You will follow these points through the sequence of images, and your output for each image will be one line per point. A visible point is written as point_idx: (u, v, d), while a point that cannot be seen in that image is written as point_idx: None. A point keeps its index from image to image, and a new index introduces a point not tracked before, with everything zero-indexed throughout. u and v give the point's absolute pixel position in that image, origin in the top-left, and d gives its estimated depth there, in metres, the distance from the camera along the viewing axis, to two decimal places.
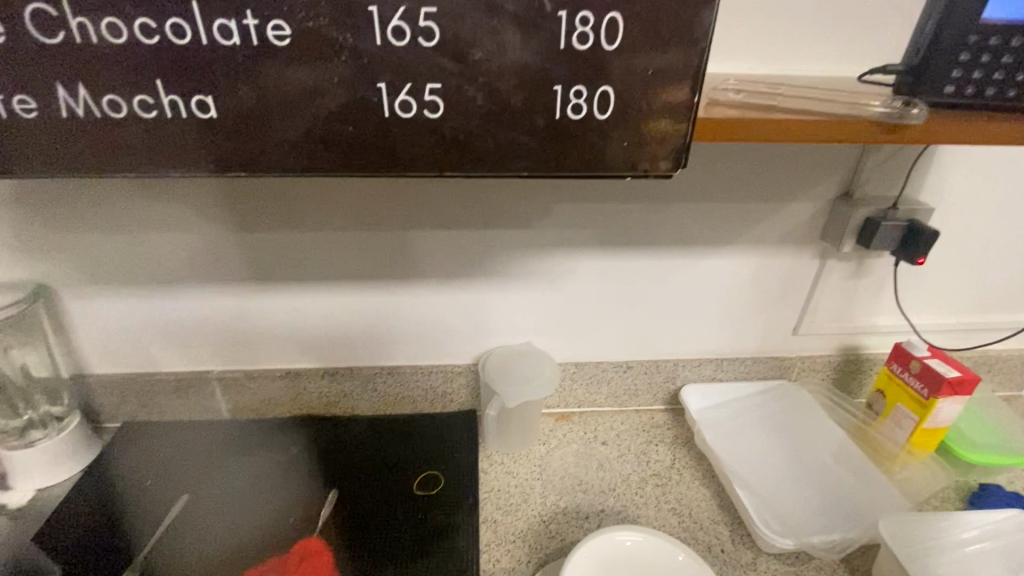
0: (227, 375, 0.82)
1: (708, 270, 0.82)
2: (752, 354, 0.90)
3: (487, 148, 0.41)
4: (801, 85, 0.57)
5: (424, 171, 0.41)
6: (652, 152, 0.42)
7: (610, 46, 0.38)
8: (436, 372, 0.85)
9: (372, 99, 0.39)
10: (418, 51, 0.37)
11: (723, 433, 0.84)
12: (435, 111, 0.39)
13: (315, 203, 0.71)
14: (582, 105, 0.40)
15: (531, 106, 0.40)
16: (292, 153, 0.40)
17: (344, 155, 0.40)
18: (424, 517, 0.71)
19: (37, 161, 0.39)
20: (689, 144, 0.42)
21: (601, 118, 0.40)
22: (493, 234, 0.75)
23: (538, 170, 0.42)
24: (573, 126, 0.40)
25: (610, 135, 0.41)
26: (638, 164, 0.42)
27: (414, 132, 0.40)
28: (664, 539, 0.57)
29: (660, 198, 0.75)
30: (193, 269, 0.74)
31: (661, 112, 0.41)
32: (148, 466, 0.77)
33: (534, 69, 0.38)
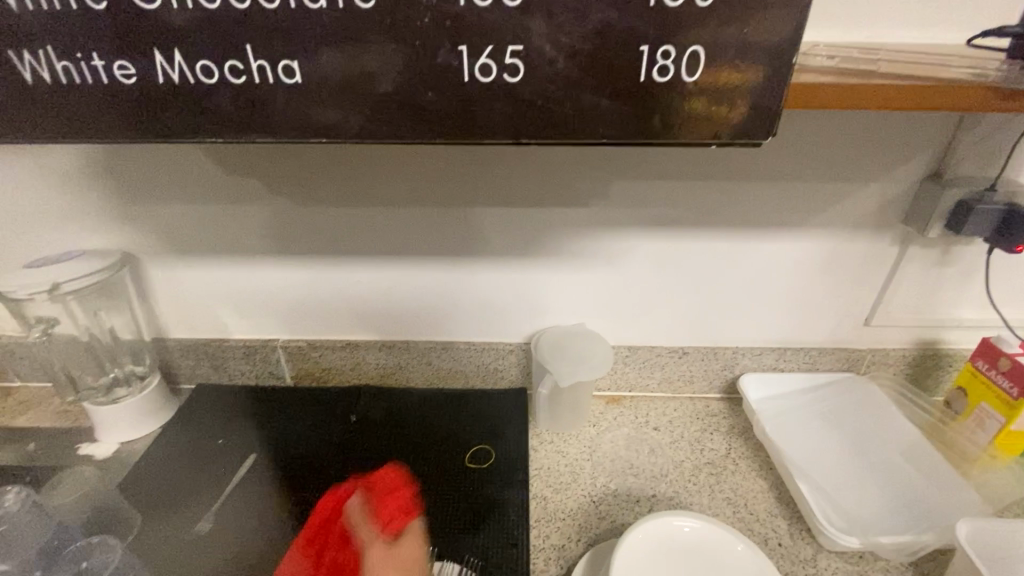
0: (291, 344, 0.86)
1: (776, 254, 0.78)
2: (817, 344, 0.86)
3: (566, 113, 0.39)
4: (902, 52, 0.52)
5: (501, 139, 0.41)
6: (740, 120, 0.40)
7: (703, 3, 0.36)
8: (488, 349, 0.86)
9: (453, 63, 0.38)
10: (502, 12, 0.36)
11: (783, 425, 0.80)
12: (515, 75, 0.38)
13: (378, 175, 0.72)
14: (669, 67, 0.38)
15: (614, 69, 0.38)
16: (372, 120, 0.40)
17: (422, 121, 0.40)
18: (476, 490, 0.72)
19: (135, 127, 0.40)
20: (781, 109, 0.40)
21: (688, 81, 0.38)
22: (551, 212, 0.74)
23: (617, 137, 0.40)
24: (657, 90, 0.39)
25: (696, 99, 0.39)
26: (724, 131, 0.40)
27: (493, 97, 0.39)
28: (724, 527, 0.56)
29: (729, 176, 0.71)
30: (262, 241, 0.78)
31: (753, 76, 0.38)
32: (221, 427, 0.82)
33: (620, 29, 0.37)
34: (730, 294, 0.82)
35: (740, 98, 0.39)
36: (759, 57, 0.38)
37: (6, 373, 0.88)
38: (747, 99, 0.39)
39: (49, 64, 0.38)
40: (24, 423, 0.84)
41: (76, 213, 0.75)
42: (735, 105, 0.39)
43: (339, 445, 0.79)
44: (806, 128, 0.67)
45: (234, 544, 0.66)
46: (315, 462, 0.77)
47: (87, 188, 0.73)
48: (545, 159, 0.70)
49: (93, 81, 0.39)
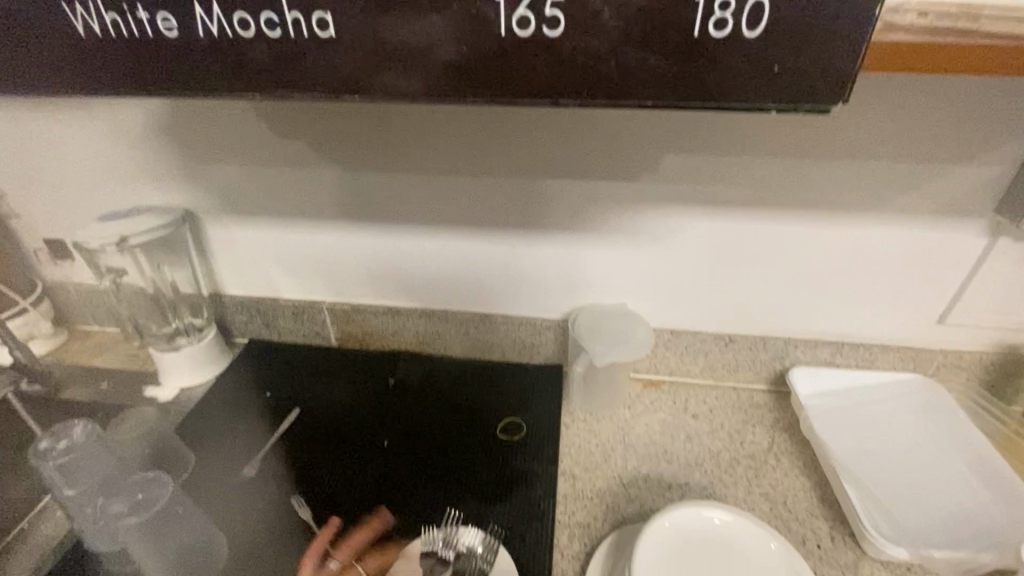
0: (336, 307, 0.89)
1: (841, 240, 0.72)
2: (880, 341, 0.80)
3: (609, 71, 0.37)
4: None
5: (539, 100, 0.39)
6: (807, 83, 0.36)
7: None
8: (525, 323, 0.86)
9: (489, 14, 0.36)
10: None
11: (833, 423, 0.76)
12: (554, 28, 0.36)
13: (423, 141, 0.72)
14: (728, 19, 0.34)
15: (664, 21, 0.35)
16: (406, 77, 0.39)
17: (456, 78, 0.38)
18: (505, 461, 0.73)
19: (179, 82, 0.41)
20: (858, 70, 0.35)
21: (749, 36, 0.35)
22: (598, 185, 0.72)
23: (664, 99, 0.38)
24: (714, 48, 0.35)
25: (756, 58, 0.35)
26: (786, 96, 0.37)
27: (530, 52, 0.37)
28: (757, 522, 0.54)
29: (793, 152, 0.66)
30: (310, 205, 0.80)
31: (830, 30, 0.34)
32: (268, 379, 0.86)
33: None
34: (785, 282, 0.77)
35: (808, 57, 0.35)
36: (834, 9, 0.34)
37: (85, 318, 0.97)
38: (817, 58, 0.35)
39: (99, 15, 0.39)
40: (100, 364, 0.92)
41: (142, 172, 0.79)
42: (801, 65, 0.36)
43: (376, 408, 0.82)
44: (885, 101, 0.61)
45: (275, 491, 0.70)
46: (354, 421, 0.80)
47: (152, 147, 0.77)
48: (593, 131, 0.68)
49: (141, 34, 0.40)
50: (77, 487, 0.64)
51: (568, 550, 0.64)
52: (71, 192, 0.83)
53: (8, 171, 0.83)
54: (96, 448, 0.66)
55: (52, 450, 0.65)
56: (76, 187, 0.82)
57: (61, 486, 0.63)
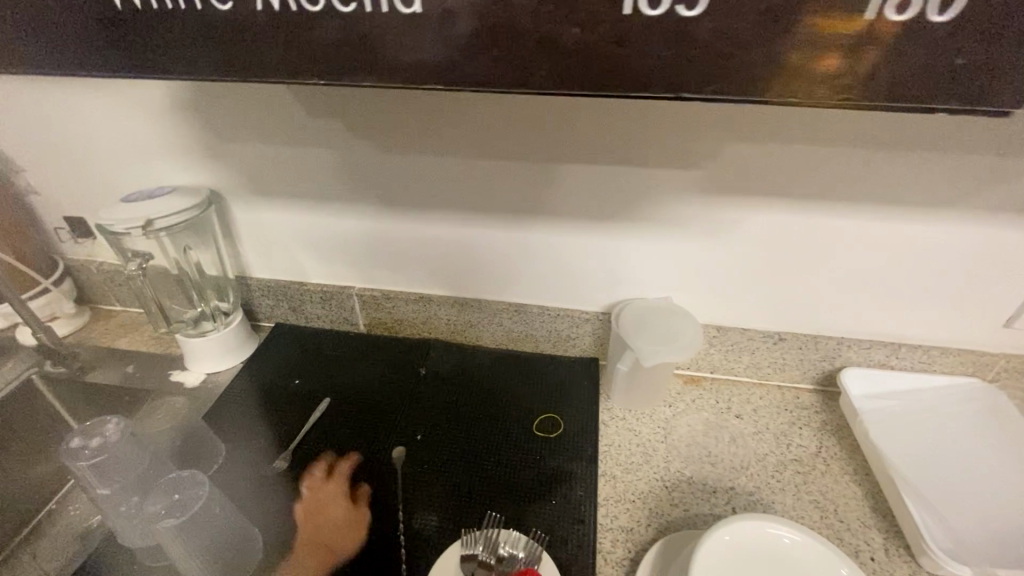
0: (366, 293, 0.86)
1: (909, 238, 0.67)
2: (938, 344, 0.76)
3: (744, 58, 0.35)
4: None
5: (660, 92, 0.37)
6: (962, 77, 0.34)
7: None
8: (563, 316, 0.82)
9: None
10: None
11: (887, 428, 0.72)
12: (691, 9, 0.34)
13: (465, 123, 0.67)
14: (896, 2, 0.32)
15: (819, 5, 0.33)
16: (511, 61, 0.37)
17: (564, 62, 0.37)
18: (543, 459, 0.71)
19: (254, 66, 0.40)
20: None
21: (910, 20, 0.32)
22: (651, 173, 0.67)
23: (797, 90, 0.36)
24: None
25: (909, 51, 0.33)
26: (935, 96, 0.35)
27: (656, 33, 0.35)
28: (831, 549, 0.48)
29: (869, 142, 0.61)
30: (342, 188, 0.76)
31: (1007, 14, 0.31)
32: (297, 367, 0.84)
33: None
34: (844, 280, 0.72)
35: (891, 45, 0.33)
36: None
37: (108, 297, 0.94)
38: (894, 53, 0.34)
39: None
40: (124, 345, 0.90)
41: (166, 149, 0.75)
42: (882, 56, 0.34)
43: (408, 400, 0.80)
44: None
45: (306, 485, 0.68)
46: (386, 413, 0.78)
47: (177, 124, 0.73)
48: (651, 116, 0.63)
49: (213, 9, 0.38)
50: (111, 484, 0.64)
51: (612, 555, 0.62)
52: (93, 170, 0.80)
53: (27, 145, 0.79)
54: (130, 445, 0.66)
55: (83, 448, 0.64)
56: (97, 164, 0.79)
57: (95, 484, 0.63)
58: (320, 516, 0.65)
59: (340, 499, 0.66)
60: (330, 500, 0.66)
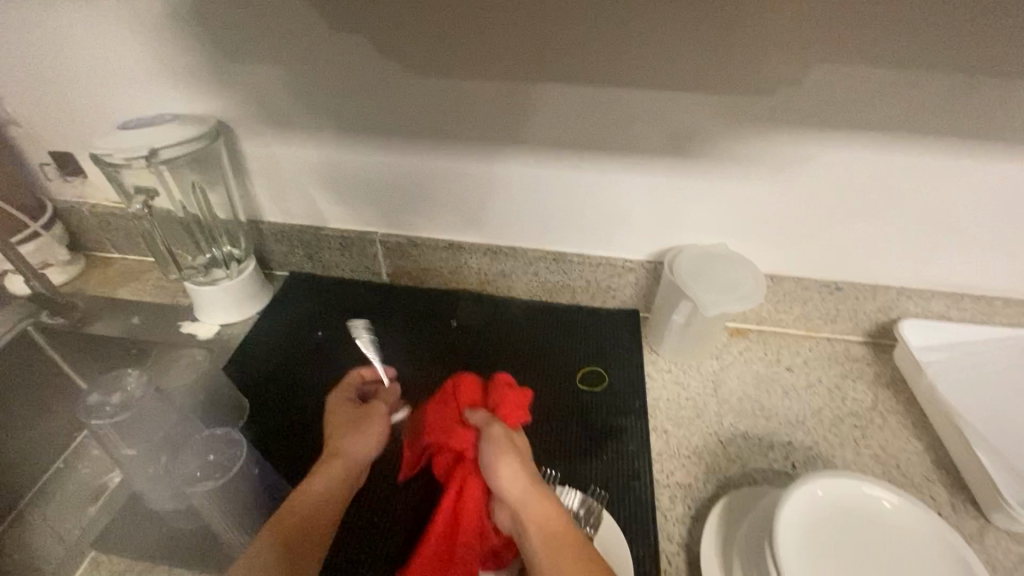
0: (390, 240, 0.79)
1: (999, 178, 0.61)
2: (1002, 294, 0.72)
3: None
4: None
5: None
6: None
7: None
8: (605, 264, 0.76)
9: None
10: None
11: (952, 382, 0.68)
12: None
13: (511, 41, 0.58)
14: None
15: None
16: None
17: None
18: (591, 413, 0.67)
19: None
20: None
21: None
22: (720, 103, 0.60)
23: None
24: None
25: None
26: None
27: None
28: (926, 512, 0.47)
29: (980, 67, 0.53)
30: (366, 119, 0.68)
31: None
32: (318, 319, 0.79)
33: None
34: (915, 225, 0.67)
35: None
36: None
37: (103, 243, 0.86)
38: None
39: None
40: (125, 295, 0.83)
41: (163, 71, 0.66)
42: None
43: (440, 353, 0.74)
44: None
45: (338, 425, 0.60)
46: (417, 367, 0.73)
47: (176, 40, 0.63)
48: (733, 34, 0.54)
49: None
50: (137, 443, 0.58)
51: (672, 512, 0.59)
52: (80, 95, 0.70)
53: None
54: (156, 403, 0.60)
55: (104, 405, 0.57)
56: (84, 88, 0.69)
57: (119, 443, 0.58)
58: (355, 439, 0.58)
59: (372, 419, 0.60)
60: (362, 420, 0.59)
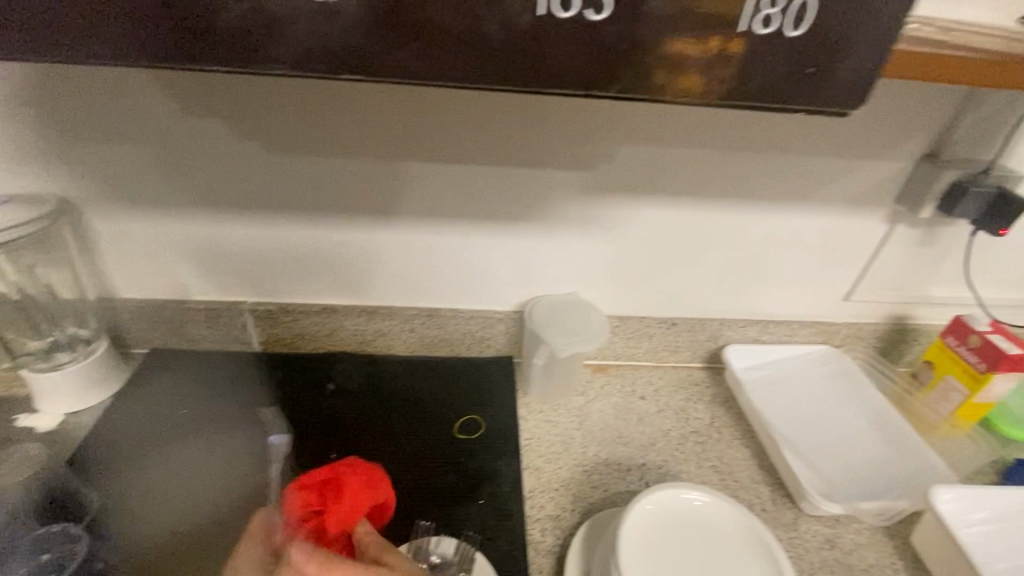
0: (259, 308, 0.79)
1: (774, 227, 0.77)
2: (798, 318, 0.88)
3: (640, 60, 0.35)
4: (972, 22, 0.48)
5: (573, 90, 0.36)
6: (843, 89, 0.37)
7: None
8: (476, 316, 0.82)
9: None
10: (582, 24, 0.33)
11: (766, 395, 0.82)
12: (597, 12, 0.33)
13: (367, 125, 0.66)
14: (777, 17, 0.34)
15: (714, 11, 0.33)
16: (428, 58, 0.34)
17: (490, 68, 0.35)
18: (469, 459, 0.71)
19: (126, 55, 0.34)
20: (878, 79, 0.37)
21: (794, 34, 0.34)
22: (552, 175, 0.71)
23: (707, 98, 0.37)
24: (751, 43, 0.35)
25: (799, 56, 0.35)
26: (830, 101, 0.37)
27: (572, 39, 0.34)
28: (733, 504, 0.56)
29: (735, 144, 0.70)
30: (227, 193, 0.70)
31: (877, 28, 0.34)
32: (182, 396, 0.76)
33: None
34: (721, 266, 0.81)
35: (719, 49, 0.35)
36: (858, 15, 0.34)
37: None
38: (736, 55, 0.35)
39: None
40: None
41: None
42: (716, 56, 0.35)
43: (310, 419, 0.74)
44: None
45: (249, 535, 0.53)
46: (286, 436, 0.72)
47: (10, 125, 0.62)
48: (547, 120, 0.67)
49: None
50: None
51: (543, 544, 0.64)
52: None
53: None
54: None
55: None
56: None
57: None
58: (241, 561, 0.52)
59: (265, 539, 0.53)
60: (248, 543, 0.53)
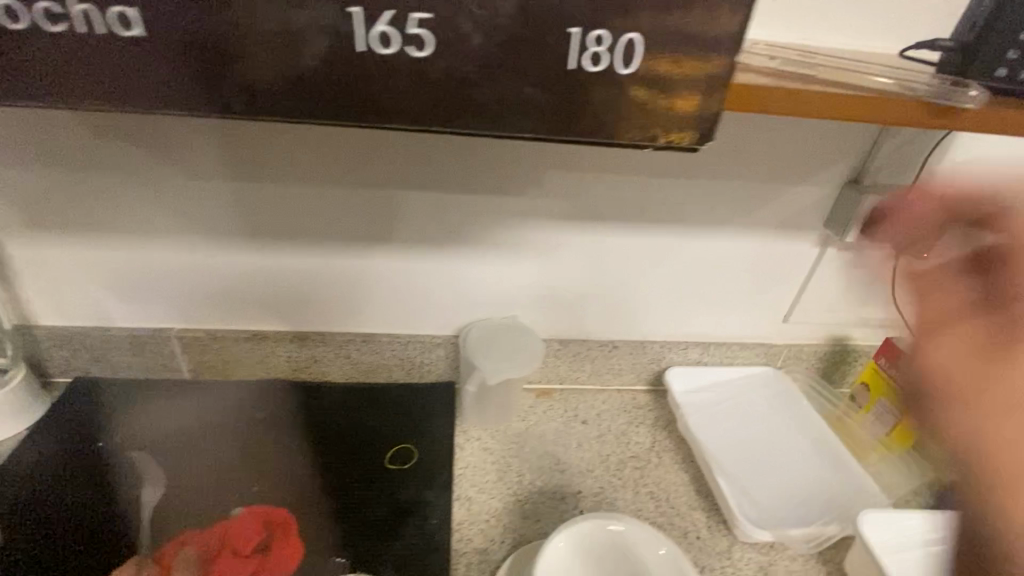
0: (187, 335, 0.77)
1: (707, 250, 0.78)
2: (738, 339, 0.88)
3: (483, 97, 0.40)
4: (844, 60, 0.53)
5: (416, 124, 0.41)
6: (670, 122, 0.42)
7: (626, 42, 0.39)
8: (413, 341, 0.81)
9: (349, 29, 0.38)
10: (419, 63, 0.39)
11: (705, 418, 0.82)
12: (428, 49, 0.39)
13: (291, 154, 0.66)
14: (601, 56, 0.39)
15: (538, 55, 0.39)
16: (296, 97, 0.40)
17: (351, 104, 0.40)
18: (398, 491, 0.69)
19: (41, 97, 0.39)
20: (708, 116, 0.42)
21: (622, 72, 0.40)
22: (482, 200, 0.71)
23: (550, 131, 0.42)
24: (579, 80, 0.40)
25: (623, 92, 0.41)
26: (662, 132, 0.43)
27: (417, 79, 0.40)
28: (646, 530, 0.56)
29: (661, 171, 0.71)
30: (149, 219, 0.69)
31: (689, 66, 0.40)
32: (105, 428, 0.73)
33: (521, 33, 0.38)
34: (658, 290, 0.82)
35: (549, 87, 0.40)
36: (677, 59, 0.40)
37: None
38: (565, 93, 0.41)
39: None
40: None
41: None
42: (547, 95, 0.41)
43: (229, 452, 0.71)
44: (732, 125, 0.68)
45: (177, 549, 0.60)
46: (198, 470, 0.69)
47: None
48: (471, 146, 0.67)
49: None
50: None
51: None
52: None
53: None
54: None
55: None
56: None
57: None
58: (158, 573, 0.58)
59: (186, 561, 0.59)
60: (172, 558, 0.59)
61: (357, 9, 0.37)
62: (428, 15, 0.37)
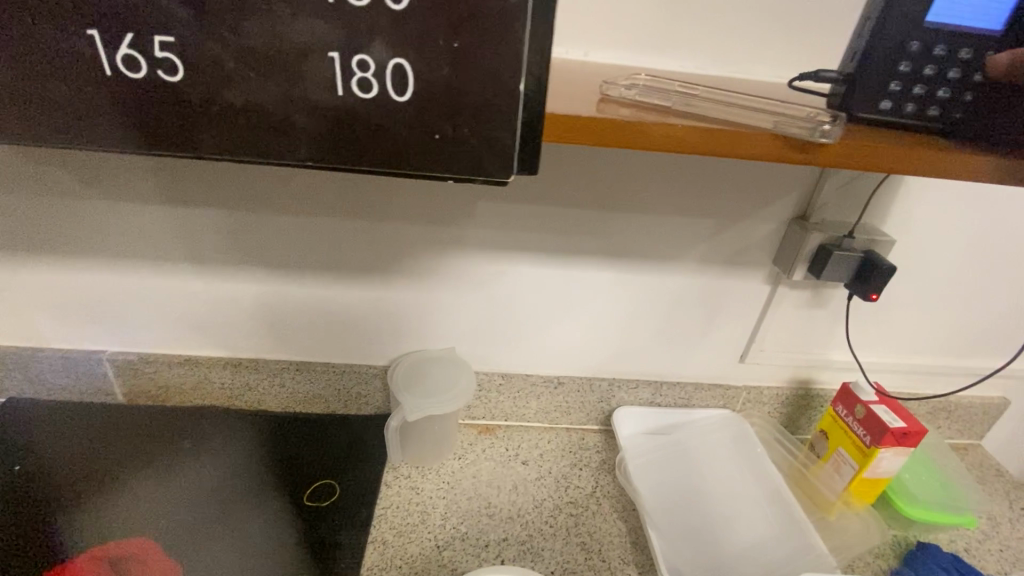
0: (119, 358, 0.76)
1: (652, 286, 0.75)
2: (693, 379, 0.84)
3: (247, 122, 0.36)
4: (728, 91, 0.47)
5: (181, 153, 0.36)
6: (469, 153, 0.37)
7: (395, 67, 0.34)
8: (350, 372, 0.79)
9: (84, 48, 0.33)
10: (163, 86, 0.34)
11: (645, 463, 0.78)
12: (174, 72, 0.34)
13: (215, 180, 0.65)
14: (370, 81, 0.34)
15: (301, 76, 0.34)
16: (40, 120, 0.35)
17: (104, 129, 0.36)
18: (312, 527, 0.65)
19: None
20: (509, 144, 0.37)
21: (396, 100, 0.35)
22: (412, 228, 0.69)
23: (330, 160, 0.37)
24: (355, 107, 0.35)
25: (408, 121, 0.36)
26: (466, 165, 0.37)
27: (172, 103, 0.35)
28: None
29: (593, 204, 0.68)
30: (78, 241, 0.69)
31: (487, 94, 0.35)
32: (20, 451, 0.70)
33: (279, 55, 0.34)
34: (603, 325, 0.78)
35: (319, 113, 0.35)
36: (474, 83, 0.35)
37: None
38: (338, 120, 0.36)
39: None
40: None
41: None
42: (318, 123, 0.36)
43: (108, 488, 0.66)
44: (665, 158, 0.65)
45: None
46: (79, 504, 0.64)
47: None
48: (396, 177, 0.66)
49: None
50: None
51: None
52: None
53: None
54: None
55: None
56: None
57: None
58: None
59: None
60: None
61: (89, 29, 0.33)
62: (168, 35, 0.33)
